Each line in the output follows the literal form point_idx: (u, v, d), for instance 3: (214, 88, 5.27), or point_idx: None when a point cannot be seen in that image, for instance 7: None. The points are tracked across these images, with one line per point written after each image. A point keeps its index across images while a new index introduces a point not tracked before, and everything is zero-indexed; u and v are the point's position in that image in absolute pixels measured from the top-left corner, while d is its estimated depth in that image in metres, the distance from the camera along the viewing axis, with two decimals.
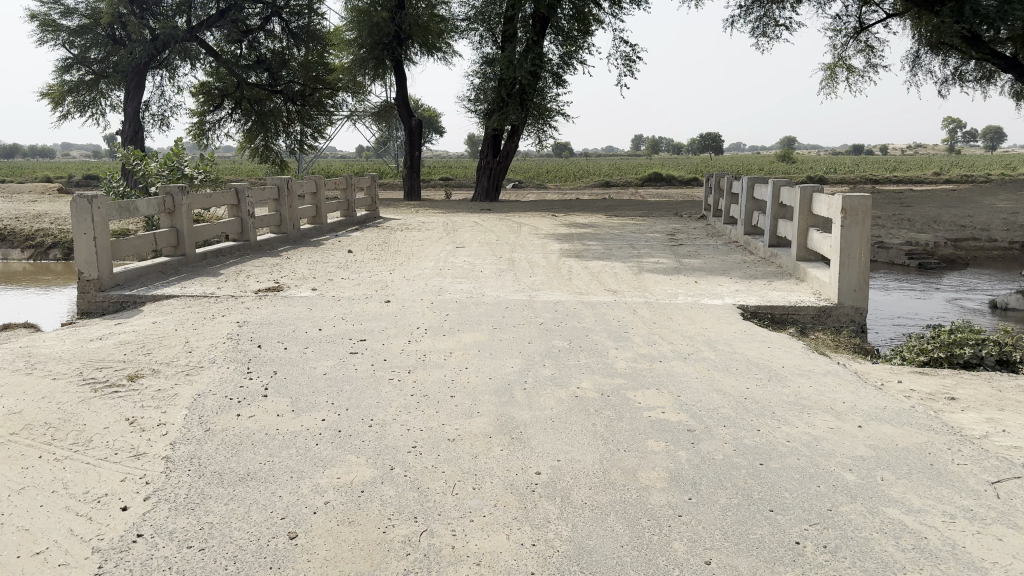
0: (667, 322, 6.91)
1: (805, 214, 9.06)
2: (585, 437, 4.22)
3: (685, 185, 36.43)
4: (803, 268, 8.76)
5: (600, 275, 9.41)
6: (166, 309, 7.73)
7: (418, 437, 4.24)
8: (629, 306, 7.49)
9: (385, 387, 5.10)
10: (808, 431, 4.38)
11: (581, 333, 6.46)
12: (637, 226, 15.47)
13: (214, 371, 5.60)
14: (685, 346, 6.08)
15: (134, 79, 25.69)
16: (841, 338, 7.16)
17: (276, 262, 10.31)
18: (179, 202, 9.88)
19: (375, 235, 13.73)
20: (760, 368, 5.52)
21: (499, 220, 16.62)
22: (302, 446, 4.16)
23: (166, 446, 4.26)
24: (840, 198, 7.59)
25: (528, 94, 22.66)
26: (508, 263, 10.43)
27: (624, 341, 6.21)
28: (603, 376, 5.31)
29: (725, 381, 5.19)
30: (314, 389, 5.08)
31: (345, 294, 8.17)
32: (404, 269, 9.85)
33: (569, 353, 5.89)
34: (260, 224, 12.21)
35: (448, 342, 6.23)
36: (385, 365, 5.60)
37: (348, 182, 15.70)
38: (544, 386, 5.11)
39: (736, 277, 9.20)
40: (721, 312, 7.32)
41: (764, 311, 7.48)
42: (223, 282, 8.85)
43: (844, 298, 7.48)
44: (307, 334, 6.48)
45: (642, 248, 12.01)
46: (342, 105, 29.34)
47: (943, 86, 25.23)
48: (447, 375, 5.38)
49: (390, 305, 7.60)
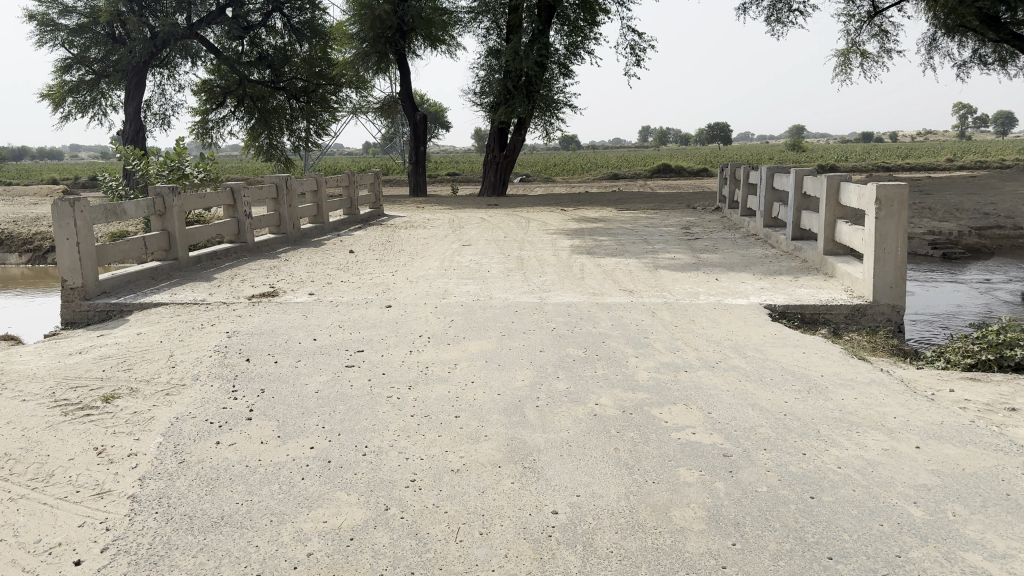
0: (690, 325, 6.38)
1: (831, 205, 8.51)
2: (606, 466, 3.71)
3: (694, 175, 35.84)
4: (832, 263, 8.20)
5: (615, 273, 8.88)
6: (152, 318, 7.25)
7: (418, 468, 3.74)
8: (647, 308, 6.97)
9: (382, 407, 4.60)
10: (860, 454, 3.87)
11: (597, 340, 5.94)
12: (649, 220, 14.93)
13: (196, 390, 5.10)
14: (712, 352, 5.56)
15: (134, 78, 25.22)
16: (877, 339, 6.63)
17: (273, 264, 9.83)
18: (170, 203, 9.40)
19: (378, 234, 13.22)
20: (798, 378, 4.99)
21: (506, 216, 16.10)
22: (286, 482, 3.67)
23: (134, 482, 3.78)
24: (873, 186, 7.03)
25: (535, 86, 22.11)
26: (517, 262, 9.93)
27: (644, 348, 5.68)
28: (624, 389, 4.79)
29: (761, 395, 4.67)
30: (304, 409, 4.59)
31: (344, 298, 7.68)
32: (407, 270, 9.37)
33: (586, 363, 5.37)
34: (258, 225, 11.74)
35: (453, 352, 5.72)
36: (384, 380, 5.10)
37: (351, 180, 15.21)
38: (559, 402, 4.59)
39: (759, 272, 8.65)
40: (747, 312, 6.79)
41: (793, 311, 6.96)
42: (216, 288, 8.38)
43: (880, 296, 6.93)
44: (300, 345, 5.98)
45: (656, 243, 11.46)
46: (346, 101, 28.76)
47: (961, 69, 24.54)
48: (452, 391, 4.87)
49: (391, 310, 7.11)
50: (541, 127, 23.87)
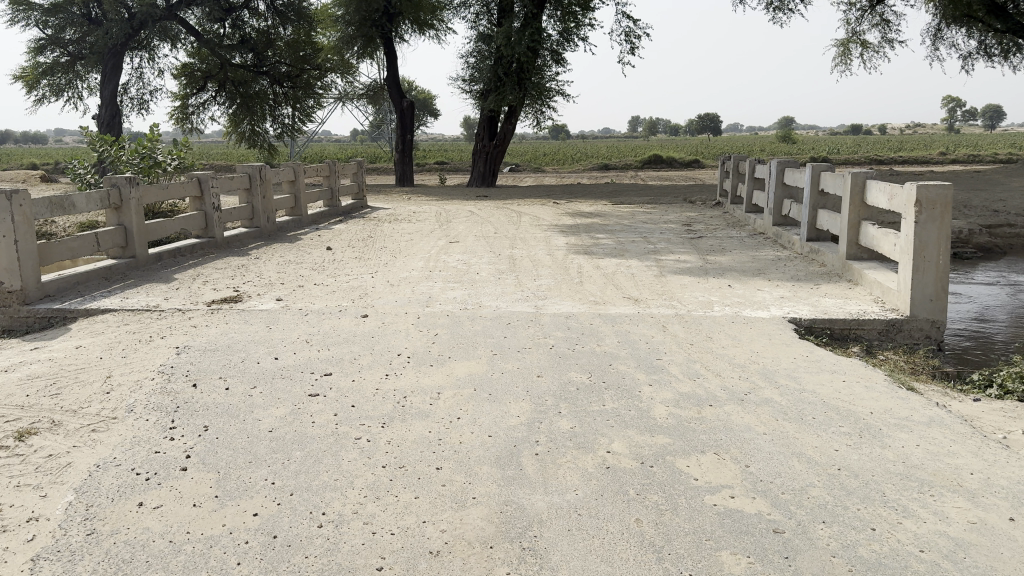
0: (707, 342, 5.61)
1: (855, 205, 7.73)
2: (629, 548, 2.91)
3: (687, 167, 35.08)
4: (857, 269, 7.43)
5: (617, 278, 8.08)
6: (97, 327, 6.40)
7: (387, 549, 2.93)
8: (657, 321, 6.19)
9: (348, 453, 3.78)
10: (942, 530, 3.10)
11: (603, 362, 5.14)
12: (647, 215, 14.15)
13: (129, 425, 4.27)
14: (738, 381, 4.78)
15: (111, 60, 24.12)
16: (916, 360, 5.87)
17: (240, 263, 8.97)
18: (127, 195, 8.51)
19: (360, 229, 12.38)
20: (844, 418, 4.22)
21: (496, 208, 15.28)
22: (217, 569, 2.85)
23: (23, 564, 2.94)
24: (912, 186, 6.24)
25: (526, 73, 21.15)
26: (509, 262, 9.14)
27: (659, 373, 4.89)
28: (640, 431, 3.98)
29: (806, 443, 3.89)
30: (252, 456, 3.78)
31: (315, 305, 6.85)
32: (388, 271, 8.55)
33: (592, 394, 4.57)
34: (228, 218, 10.87)
35: (436, 376, 4.92)
36: (352, 415, 4.27)
37: (333, 169, 14.34)
38: (565, 448, 3.78)
39: (775, 279, 7.88)
40: (772, 327, 6.01)
41: (821, 327, 6.19)
42: (174, 291, 7.53)
43: (918, 310, 6.16)
44: (259, 365, 5.15)
45: (658, 242, 10.68)
46: (331, 87, 27.79)
47: (965, 60, 23.83)
48: (432, 430, 4.05)
49: (367, 321, 6.28)
50: (531, 115, 23.06)
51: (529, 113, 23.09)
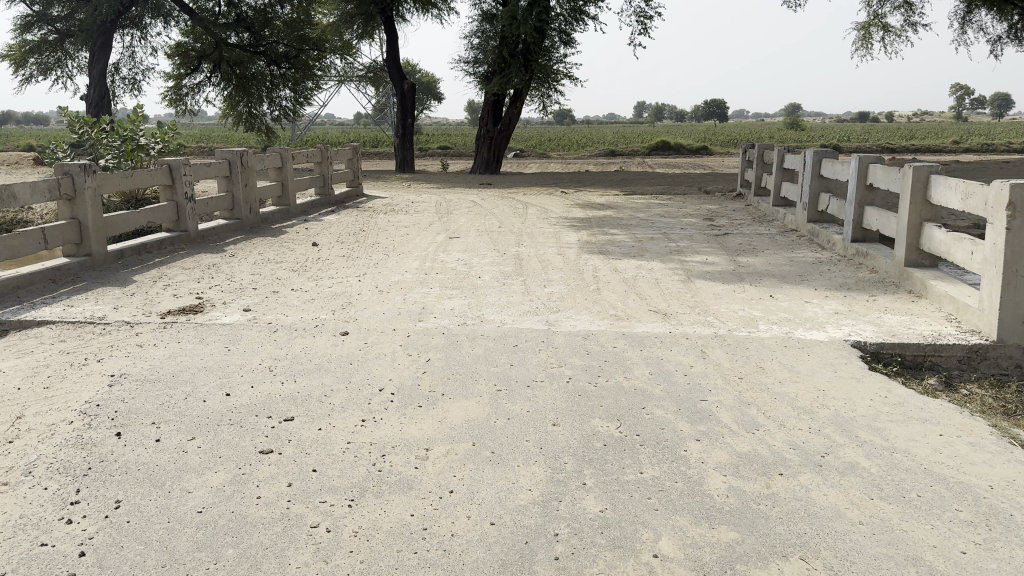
0: (758, 375, 4.58)
1: (918, 204, 6.69)
2: None
3: (695, 154, 34.01)
4: (921, 279, 6.41)
5: (639, 284, 7.05)
6: (27, 344, 5.36)
7: None
8: (694, 343, 5.17)
9: (297, 554, 2.77)
10: None
11: (635, 404, 4.12)
12: (663, 207, 13.11)
13: (18, 496, 3.23)
14: (809, 437, 3.76)
15: (100, 38, 23.01)
16: (1008, 396, 4.84)
17: (212, 262, 7.95)
18: (82, 185, 7.47)
19: (353, 221, 11.36)
20: (961, 500, 3.19)
21: (501, 199, 14.23)
22: None
23: None
24: (1003, 186, 5.19)
25: (533, 54, 20.04)
26: (514, 262, 8.11)
27: (706, 423, 3.87)
28: (694, 520, 2.97)
29: (920, 541, 2.88)
30: (168, 559, 2.76)
31: (288, 318, 5.82)
32: (378, 272, 7.53)
33: (625, 454, 3.54)
34: (205, 209, 9.83)
35: (425, 423, 3.89)
36: (310, 486, 3.24)
37: (326, 155, 13.28)
38: (595, 549, 2.76)
39: (822, 288, 6.86)
40: (833, 354, 5.00)
41: (890, 353, 5.18)
42: (129, 297, 6.51)
43: (1006, 334, 5.13)
44: (203, 407, 4.11)
45: (680, 239, 9.64)
46: (330, 68, 26.66)
47: (995, 44, 22.62)
48: (412, 514, 3.03)
49: (347, 341, 5.26)
50: (537, 99, 21.97)
51: (535, 96, 22.04)
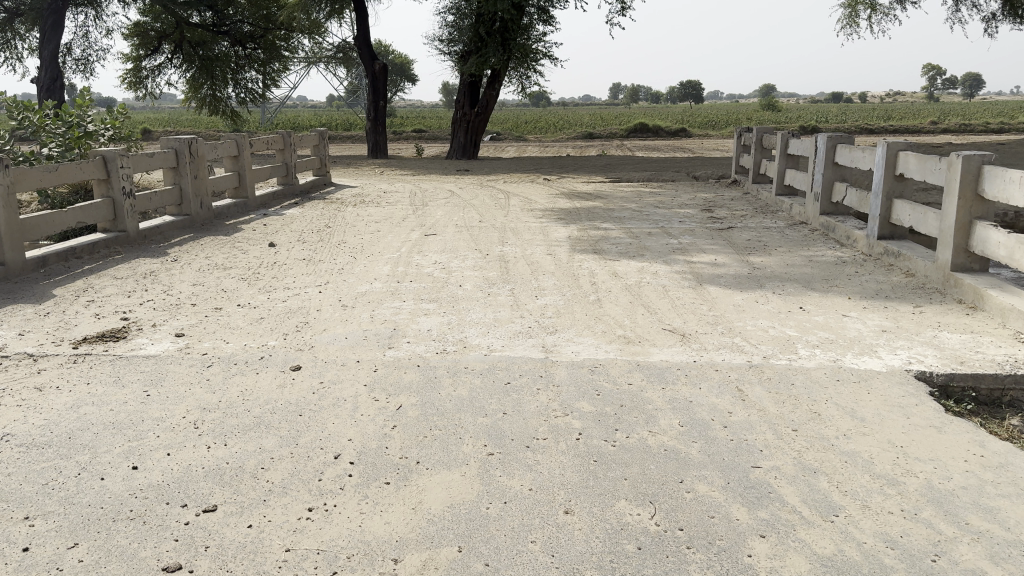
0: (817, 426, 3.63)
1: (968, 199, 5.78)
2: None
3: (675, 137, 33.09)
4: (974, 288, 5.51)
5: (645, 294, 6.08)
6: None
7: None
8: (727, 378, 4.20)
9: None
10: None
11: (669, 476, 3.15)
12: (655, 196, 12.16)
13: None
14: (910, 530, 2.80)
15: (50, 17, 21.48)
16: None
17: (149, 270, 6.88)
18: None
19: (317, 215, 10.29)
20: None
21: (480, 188, 13.22)
22: None
23: None
24: None
25: (511, 33, 18.92)
26: (498, 265, 7.12)
27: (771, 509, 2.91)
28: None
29: None
30: None
31: (229, 346, 4.79)
32: (342, 281, 6.50)
33: (668, 564, 2.58)
34: (147, 205, 8.71)
35: (393, 515, 2.88)
36: None
37: (287, 141, 12.09)
38: None
39: (856, 296, 5.94)
40: (898, 391, 4.07)
41: (960, 385, 4.27)
42: (42, 318, 5.43)
43: None
44: (96, 494, 3.05)
45: (680, 235, 8.67)
46: (298, 48, 25.29)
47: (988, 23, 21.84)
48: None
49: (298, 378, 4.24)
50: (516, 80, 20.88)
51: (513, 77, 20.96)
